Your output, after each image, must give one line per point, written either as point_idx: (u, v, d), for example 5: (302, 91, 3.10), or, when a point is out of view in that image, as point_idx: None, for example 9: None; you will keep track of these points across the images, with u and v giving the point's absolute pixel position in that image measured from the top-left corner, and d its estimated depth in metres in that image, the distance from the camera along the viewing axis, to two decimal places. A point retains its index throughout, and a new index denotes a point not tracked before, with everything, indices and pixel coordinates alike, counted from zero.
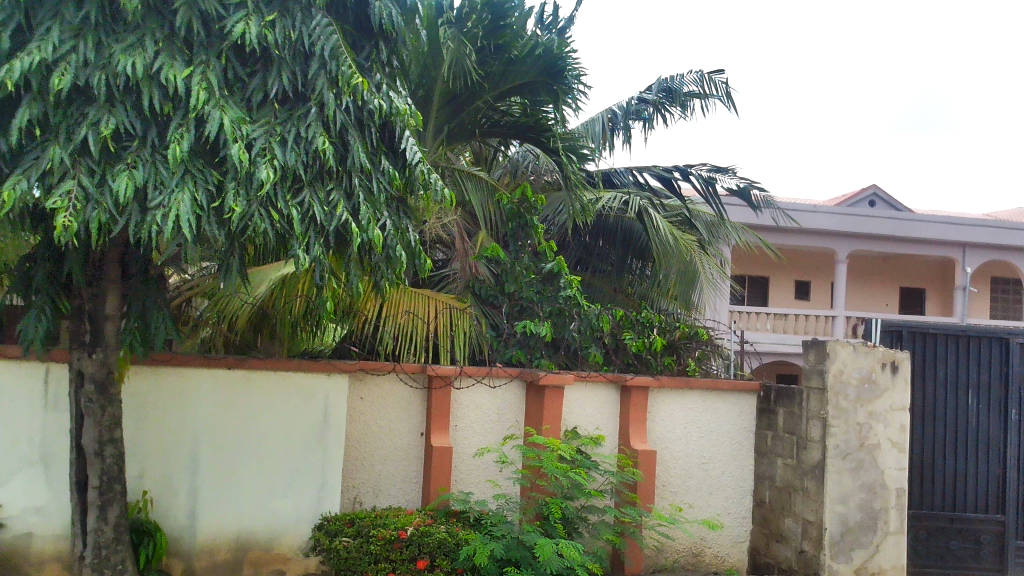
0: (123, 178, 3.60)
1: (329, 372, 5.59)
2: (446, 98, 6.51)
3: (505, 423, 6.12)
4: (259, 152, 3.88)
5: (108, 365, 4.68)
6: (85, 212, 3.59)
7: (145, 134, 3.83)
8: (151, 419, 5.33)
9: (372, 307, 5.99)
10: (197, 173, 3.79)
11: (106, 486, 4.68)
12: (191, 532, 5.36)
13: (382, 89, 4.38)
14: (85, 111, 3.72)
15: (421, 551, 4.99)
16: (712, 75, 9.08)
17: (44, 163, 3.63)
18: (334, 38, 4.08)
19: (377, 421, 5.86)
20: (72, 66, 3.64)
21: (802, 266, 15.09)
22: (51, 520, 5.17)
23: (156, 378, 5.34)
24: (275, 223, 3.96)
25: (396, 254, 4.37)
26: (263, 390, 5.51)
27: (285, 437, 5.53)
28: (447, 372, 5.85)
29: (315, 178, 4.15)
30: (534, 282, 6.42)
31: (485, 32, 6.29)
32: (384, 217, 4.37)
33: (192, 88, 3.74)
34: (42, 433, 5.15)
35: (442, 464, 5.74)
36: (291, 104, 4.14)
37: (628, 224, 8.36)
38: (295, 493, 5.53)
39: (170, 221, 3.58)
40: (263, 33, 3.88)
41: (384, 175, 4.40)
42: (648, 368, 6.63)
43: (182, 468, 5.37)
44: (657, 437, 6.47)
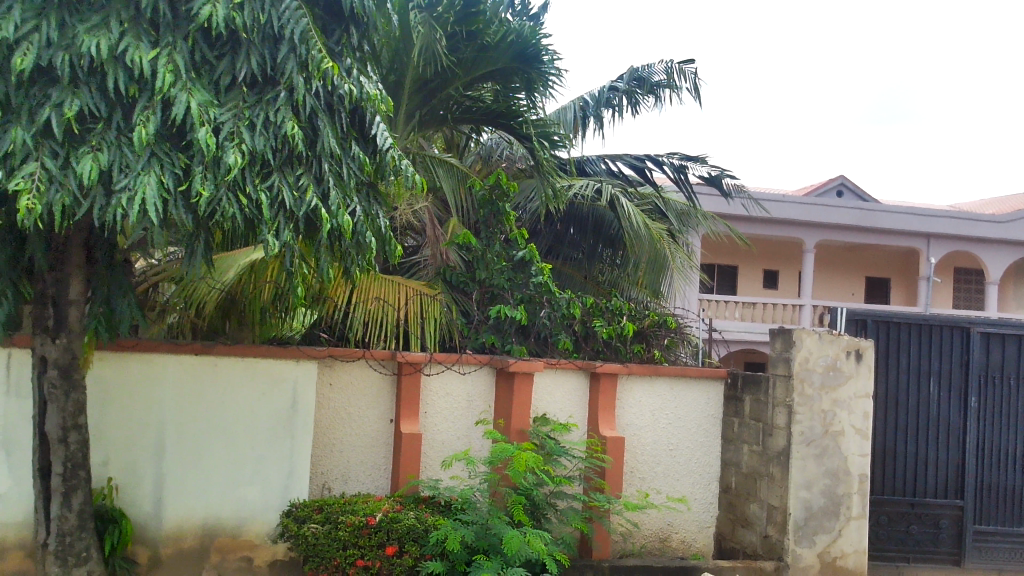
0: (87, 161, 3.55)
1: (298, 358, 5.57)
2: (418, 84, 6.48)
3: (475, 409, 6.13)
4: (227, 136, 3.84)
5: (72, 350, 4.61)
6: (49, 195, 3.53)
7: (110, 116, 3.77)
8: (116, 406, 5.27)
9: (342, 293, 5.96)
10: (164, 156, 3.74)
11: (70, 473, 4.62)
12: (158, 519, 5.33)
13: (352, 74, 4.34)
14: (49, 92, 3.65)
15: (390, 537, 4.99)
16: (682, 65, 9.10)
17: (5, 145, 3.56)
18: (304, 21, 4.04)
19: (346, 408, 5.85)
20: (35, 46, 3.57)
21: (770, 255, 15.23)
22: (14, 507, 5.10)
23: (122, 364, 5.28)
24: (244, 208, 3.93)
25: (366, 240, 4.36)
26: (230, 377, 5.47)
27: (253, 424, 5.50)
28: (417, 358, 5.84)
29: (284, 163, 4.11)
30: (505, 269, 6.43)
31: (457, 19, 6.23)
32: (354, 202, 4.35)
33: (158, 70, 3.67)
34: (3, 420, 5.07)
35: (411, 450, 5.74)
36: (259, 88, 4.10)
37: (600, 212, 8.37)
38: (262, 480, 5.51)
39: (136, 205, 3.53)
40: (231, 15, 3.82)
41: (355, 160, 4.37)
42: (617, 355, 6.66)
43: (148, 455, 5.32)
44: (625, 424, 6.53)
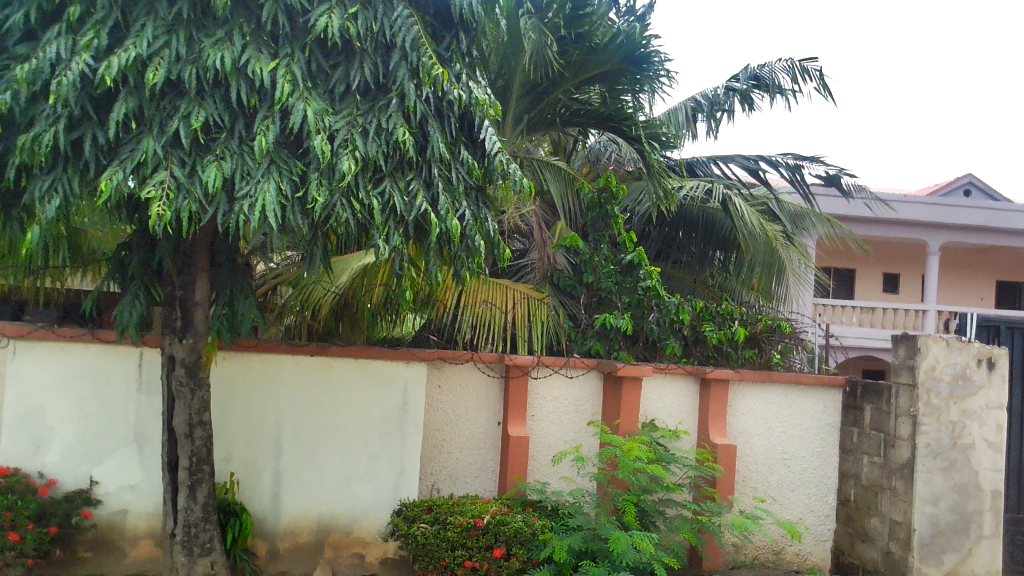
0: (212, 169, 3.72)
1: (408, 360, 5.67)
2: (526, 88, 6.55)
3: (583, 413, 6.09)
4: (341, 143, 3.93)
5: (197, 350, 4.81)
6: (177, 202, 3.70)
7: (233, 126, 3.94)
8: (237, 403, 5.49)
9: (451, 297, 6.04)
10: (282, 164, 3.89)
11: (196, 466, 4.83)
12: (276, 513, 5.52)
13: (462, 79, 4.37)
14: (177, 104, 3.84)
15: (498, 539, 5.00)
16: (805, 63, 8.74)
17: (138, 155, 3.74)
18: (415, 29, 4.13)
19: (455, 410, 5.91)
20: (166, 60, 3.75)
21: (891, 258, 14.56)
22: (145, 497, 5.39)
23: (243, 363, 5.50)
24: (357, 214, 4.02)
25: (475, 244, 4.39)
26: (343, 377, 5.62)
27: (364, 423, 5.64)
28: (525, 362, 5.85)
29: (396, 169, 4.20)
30: (613, 273, 6.34)
31: (566, 21, 6.31)
32: (463, 206, 4.38)
33: (278, 80, 3.82)
34: (136, 415, 5.40)
35: (518, 453, 5.76)
36: (372, 95, 4.19)
37: (710, 214, 8.16)
38: (373, 479, 5.63)
39: (257, 211, 3.67)
40: (345, 25, 3.95)
41: (464, 165, 4.41)
42: (728, 361, 6.48)
43: (266, 451, 5.52)
44: (737, 432, 6.34)
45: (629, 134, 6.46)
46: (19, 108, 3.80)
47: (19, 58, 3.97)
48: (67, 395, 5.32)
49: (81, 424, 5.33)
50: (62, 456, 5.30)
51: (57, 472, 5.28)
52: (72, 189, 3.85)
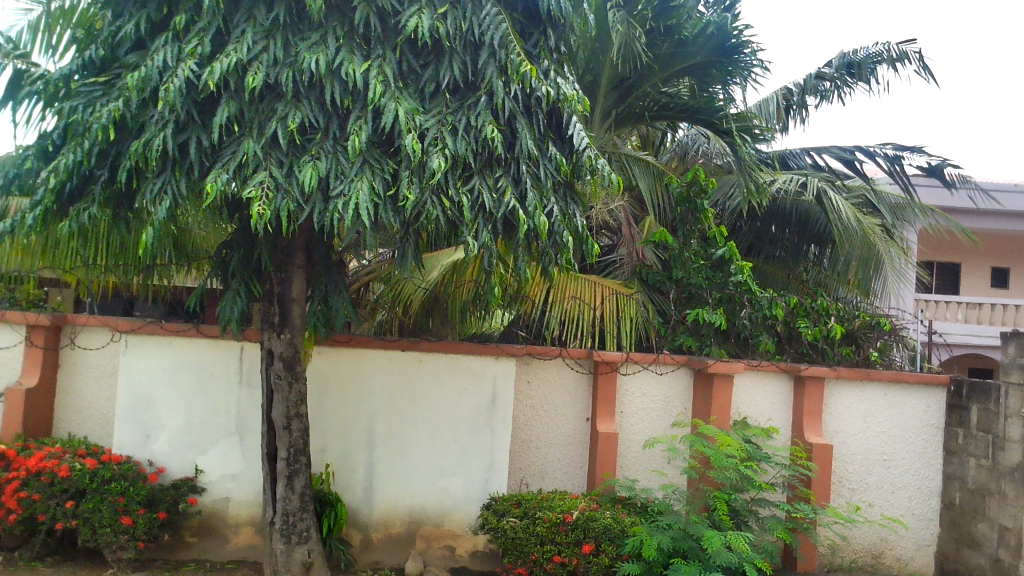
0: (308, 168, 3.83)
1: (498, 356, 5.74)
2: (615, 82, 6.51)
3: (672, 410, 6.02)
4: (431, 141, 4.00)
5: (294, 344, 4.97)
6: (276, 201, 3.82)
7: (328, 126, 4.06)
8: (332, 397, 5.68)
9: (540, 292, 6.08)
10: (375, 163, 3.98)
11: (293, 457, 4.99)
12: (369, 504, 5.66)
13: (550, 75, 4.38)
14: (275, 107, 3.98)
15: (587, 535, 4.99)
16: (904, 45, 8.42)
17: (240, 156, 3.88)
18: (503, 27, 4.15)
19: (544, 405, 5.94)
20: (265, 65, 3.88)
21: (1000, 251, 13.87)
22: (246, 486, 5.60)
23: (338, 357, 5.68)
24: (447, 210, 4.08)
25: (563, 238, 4.39)
26: (435, 372, 5.72)
27: (454, 418, 5.72)
28: (613, 358, 5.82)
29: (484, 166, 4.25)
30: (703, 268, 6.22)
31: (654, 14, 6.27)
32: (551, 202, 4.39)
33: (370, 81, 3.90)
34: (238, 406, 5.61)
35: (607, 449, 5.73)
36: (462, 93, 4.25)
37: (804, 208, 7.95)
38: (464, 472, 5.71)
39: (351, 209, 3.77)
40: (435, 25, 4.01)
41: (552, 161, 4.42)
42: (824, 358, 6.30)
43: (360, 444, 5.67)
44: (834, 431, 6.16)
45: (721, 127, 6.33)
46: (130, 114, 4.00)
47: (130, 66, 4.18)
48: (174, 386, 5.60)
49: (187, 415, 5.59)
50: (170, 445, 5.57)
51: (165, 460, 5.56)
52: (179, 190, 4.03)
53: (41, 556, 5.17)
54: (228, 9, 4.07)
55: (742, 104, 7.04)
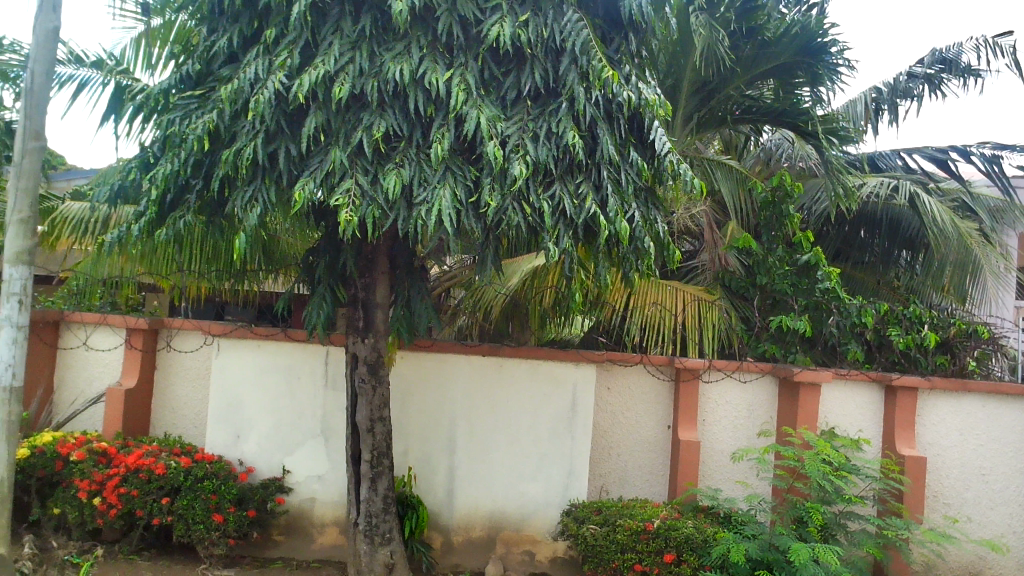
0: (392, 176, 3.91)
1: (578, 362, 5.72)
2: (696, 85, 6.43)
3: (756, 419, 5.89)
4: (513, 148, 4.02)
5: (378, 348, 5.06)
6: (362, 209, 3.91)
7: (411, 134, 4.13)
8: (414, 401, 5.77)
9: (620, 298, 6.01)
10: (457, 170, 4.02)
11: (377, 460, 5.07)
12: (450, 508, 5.72)
13: (631, 80, 4.36)
14: (361, 116, 4.07)
15: (668, 544, 4.93)
16: (997, 38, 8.07)
17: (327, 164, 3.99)
18: (585, 33, 4.14)
19: (625, 412, 5.90)
20: (351, 75, 3.98)
21: None
22: (331, 487, 5.71)
23: (420, 362, 5.77)
24: (528, 217, 4.09)
25: (645, 245, 4.35)
26: (515, 378, 5.75)
27: (534, 423, 5.73)
28: (695, 365, 5.74)
29: (566, 172, 4.25)
30: (788, 274, 6.03)
31: (738, 15, 6.17)
32: (632, 208, 4.37)
33: (452, 90, 3.95)
34: (323, 409, 5.74)
35: (689, 457, 5.64)
36: (543, 100, 4.27)
37: (895, 212, 7.73)
38: (544, 478, 5.71)
39: (434, 215, 3.82)
40: (517, 33, 4.05)
41: (633, 166, 4.40)
42: (916, 367, 6.08)
43: (441, 448, 5.74)
44: (927, 443, 5.93)
45: (806, 129, 6.18)
46: (224, 125, 4.16)
47: (223, 79, 4.34)
48: (263, 389, 5.78)
49: (275, 416, 5.75)
50: (259, 445, 5.74)
51: (255, 460, 5.73)
52: (269, 198, 4.16)
53: (138, 549, 5.39)
54: (315, 22, 4.18)
55: (828, 106, 6.81)
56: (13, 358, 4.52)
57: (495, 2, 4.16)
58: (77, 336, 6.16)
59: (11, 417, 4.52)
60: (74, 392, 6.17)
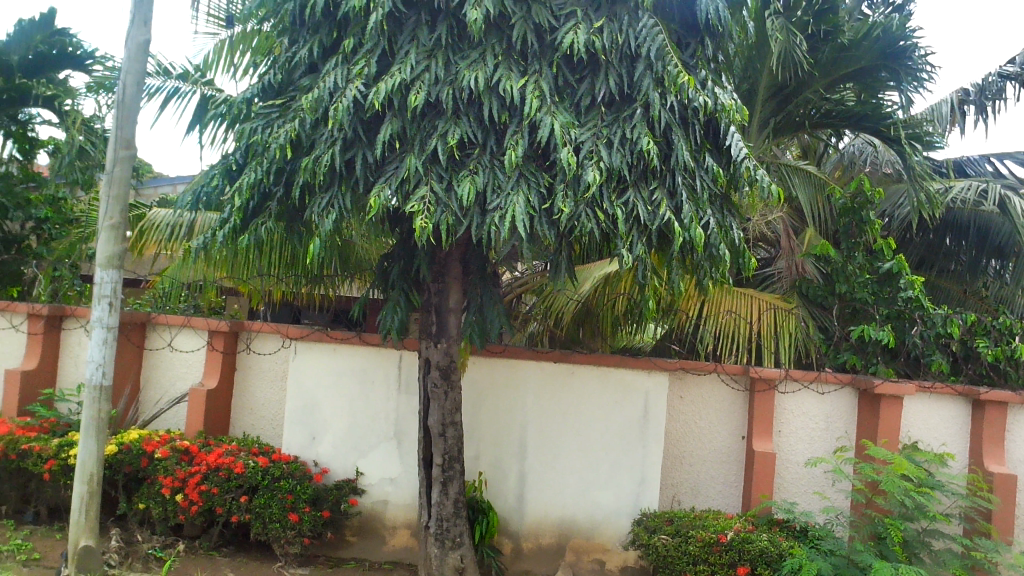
0: (467, 183, 3.94)
1: (650, 369, 5.66)
2: (773, 90, 6.31)
3: (834, 432, 5.74)
4: (587, 154, 4.01)
5: (450, 353, 5.10)
6: (436, 215, 3.95)
7: (485, 141, 4.16)
8: (485, 407, 5.83)
9: (693, 306, 5.97)
10: (531, 177, 4.03)
11: (448, 464, 5.11)
12: (520, 513, 5.74)
13: (707, 85, 4.31)
14: (436, 124, 4.12)
15: (742, 558, 4.83)
16: None
17: (402, 171, 4.04)
18: (660, 38, 4.12)
19: (697, 422, 5.82)
20: (426, 83, 4.03)
21: None
22: (403, 490, 5.77)
23: (491, 368, 5.83)
24: (602, 223, 4.07)
25: (720, 252, 4.28)
26: (586, 385, 5.72)
27: (605, 431, 5.70)
28: (771, 375, 5.62)
29: (640, 178, 4.22)
30: (868, 282, 5.83)
31: (815, 17, 6.12)
32: (707, 215, 4.31)
33: (527, 97, 3.96)
34: (396, 412, 5.81)
35: (765, 469, 5.50)
36: (617, 106, 4.25)
37: (985, 219, 7.34)
38: (614, 486, 5.66)
39: (507, 222, 3.83)
40: (592, 39, 4.04)
41: (709, 172, 4.34)
42: (1005, 380, 5.84)
43: (512, 454, 5.78)
44: (1017, 460, 5.68)
45: (888, 135, 6.06)
46: (305, 134, 4.26)
47: (304, 89, 4.45)
48: (339, 392, 5.89)
49: (349, 419, 5.86)
50: (333, 447, 5.86)
51: (329, 462, 5.85)
52: (345, 205, 4.23)
53: (218, 546, 5.54)
54: (392, 32, 4.25)
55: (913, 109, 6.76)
56: (104, 358, 4.72)
57: (570, 9, 4.18)
58: (163, 337, 6.40)
59: (101, 414, 4.72)
60: (159, 391, 6.39)
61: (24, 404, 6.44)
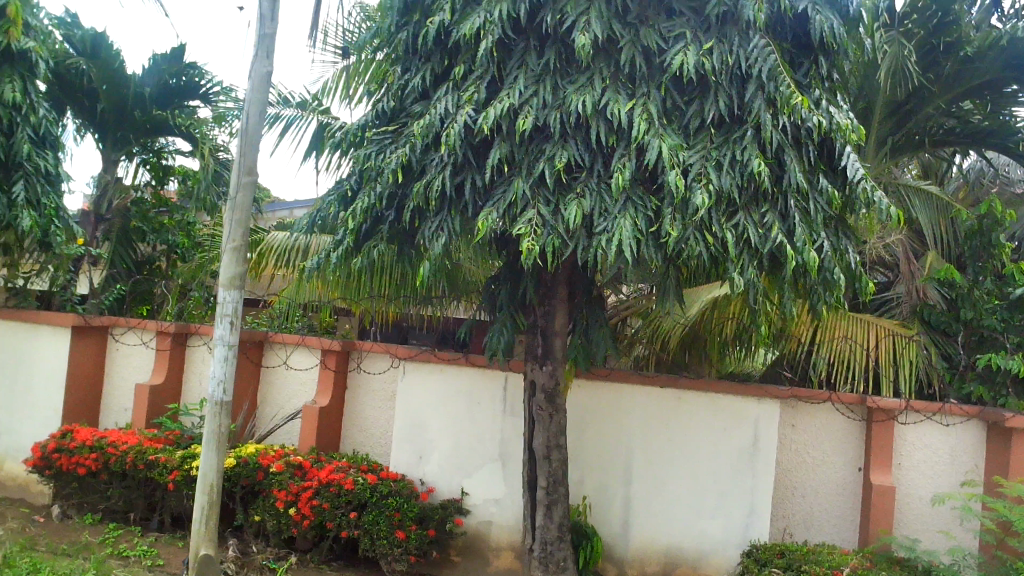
0: (574, 206, 3.94)
1: (761, 397, 5.51)
2: (891, 108, 6.09)
3: (961, 467, 5.40)
4: (695, 177, 3.96)
5: (556, 376, 5.10)
6: (543, 238, 3.97)
7: (593, 165, 4.17)
8: (589, 431, 5.81)
9: (805, 331, 5.78)
10: (638, 201, 4.00)
11: (553, 487, 5.09)
12: (625, 539, 5.66)
13: (821, 105, 4.20)
14: (544, 147, 4.15)
15: None
16: None
17: (510, 195, 4.10)
18: (773, 58, 4.04)
19: (810, 452, 5.63)
20: (534, 108, 4.08)
21: None
22: (507, 511, 5.76)
23: (597, 392, 5.79)
24: (711, 247, 4.00)
25: (835, 276, 4.13)
26: (693, 410, 5.62)
27: (714, 458, 5.58)
28: (891, 406, 5.38)
29: (750, 201, 4.14)
30: (998, 308, 5.54)
31: (933, 30, 5.88)
32: (821, 238, 4.17)
33: (635, 120, 3.94)
34: (501, 433, 5.84)
35: (883, 503, 5.26)
36: (727, 127, 4.18)
37: None
38: (723, 515, 5.52)
39: (614, 245, 3.81)
40: (701, 60, 4.00)
41: (823, 195, 4.20)
42: None
43: (617, 479, 5.73)
44: None
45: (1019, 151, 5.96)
46: (416, 159, 4.38)
47: (415, 115, 4.57)
48: (446, 412, 5.99)
49: (455, 439, 5.94)
50: (440, 467, 5.96)
51: (435, 480, 5.97)
52: (454, 228, 4.31)
53: (328, 560, 5.68)
54: (502, 58, 4.32)
55: None
56: (225, 375, 4.94)
57: (679, 31, 4.14)
58: (279, 355, 6.65)
59: (222, 428, 4.93)
60: (275, 407, 6.64)
61: (152, 417, 6.80)
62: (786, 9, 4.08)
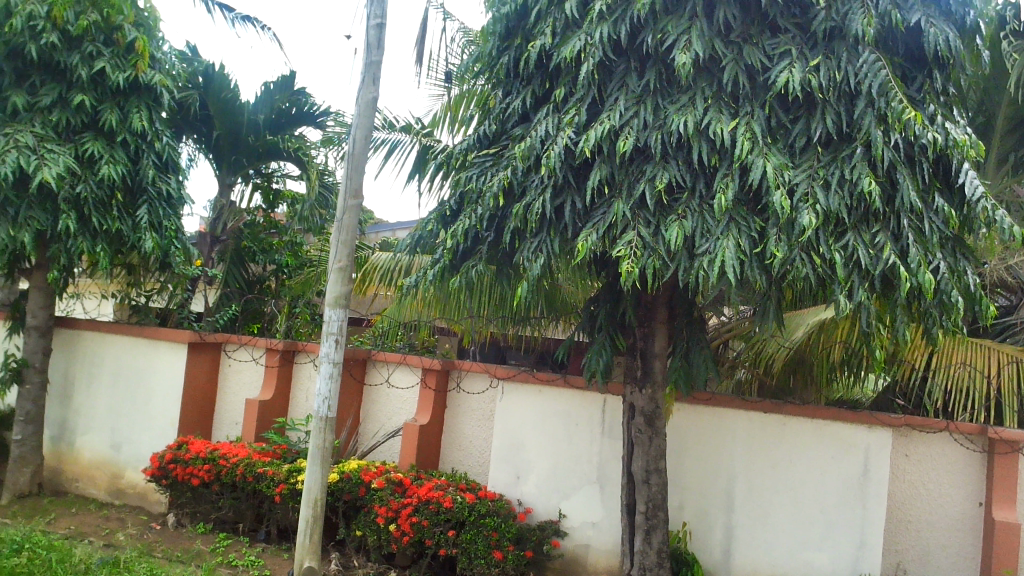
0: (675, 227, 3.89)
1: (871, 425, 5.29)
2: (1015, 122, 5.80)
3: None
4: (802, 197, 3.86)
5: (656, 399, 5.03)
6: (643, 260, 3.94)
7: (695, 185, 4.10)
8: (690, 456, 5.71)
9: (920, 357, 5.51)
10: (741, 222, 3.91)
11: (652, 512, 5.01)
12: (726, 568, 5.51)
13: (937, 121, 4.03)
14: (644, 168, 4.13)
15: None
16: None
17: (610, 217, 4.08)
18: (883, 73, 3.92)
19: (925, 484, 5.31)
20: (635, 129, 4.07)
21: None
22: (605, 535, 5.69)
23: (698, 416, 5.70)
24: (818, 268, 3.88)
25: (952, 298, 3.92)
26: (798, 437, 5.45)
27: (820, 487, 5.38)
28: (1015, 437, 5.01)
29: (860, 221, 4.00)
30: None
31: None
32: (937, 259, 3.97)
33: (738, 139, 3.87)
34: (600, 455, 5.78)
35: (1007, 540, 4.94)
36: (835, 146, 4.05)
37: None
38: (830, 547, 5.31)
39: (716, 266, 3.73)
40: (807, 78, 3.92)
41: (939, 214, 4.03)
42: None
43: (718, 506, 5.60)
44: None
45: None
46: (517, 181, 4.43)
47: (515, 138, 4.62)
48: (544, 433, 5.99)
49: (552, 461, 5.93)
50: (537, 488, 5.96)
51: (532, 502, 5.97)
52: (553, 249, 4.32)
53: None
54: (603, 81, 4.34)
55: None
56: (330, 392, 5.08)
57: (785, 48, 4.05)
58: (381, 373, 6.80)
59: (326, 444, 5.07)
60: (377, 424, 6.78)
61: (261, 431, 7.05)
62: (898, 23, 3.94)
